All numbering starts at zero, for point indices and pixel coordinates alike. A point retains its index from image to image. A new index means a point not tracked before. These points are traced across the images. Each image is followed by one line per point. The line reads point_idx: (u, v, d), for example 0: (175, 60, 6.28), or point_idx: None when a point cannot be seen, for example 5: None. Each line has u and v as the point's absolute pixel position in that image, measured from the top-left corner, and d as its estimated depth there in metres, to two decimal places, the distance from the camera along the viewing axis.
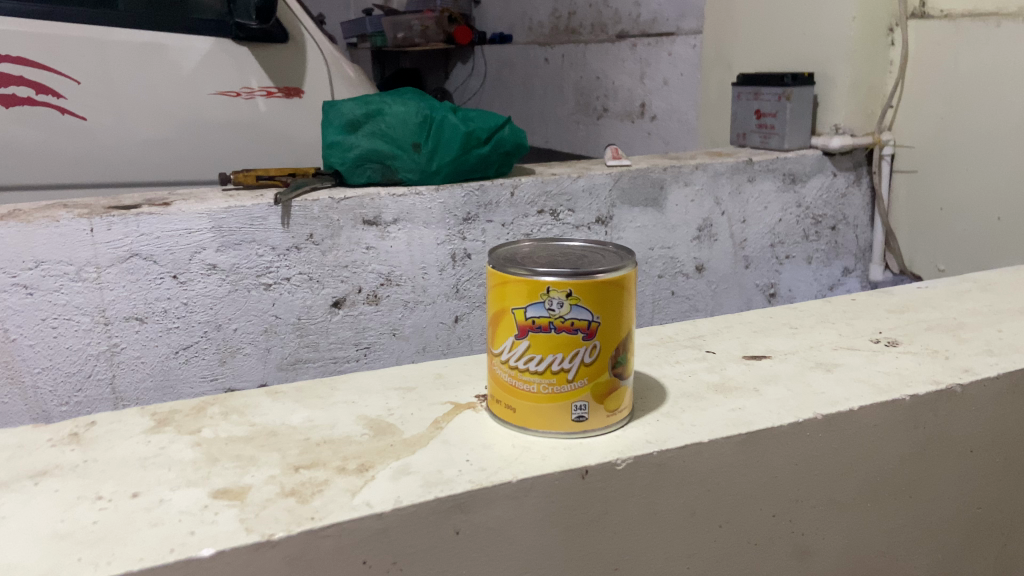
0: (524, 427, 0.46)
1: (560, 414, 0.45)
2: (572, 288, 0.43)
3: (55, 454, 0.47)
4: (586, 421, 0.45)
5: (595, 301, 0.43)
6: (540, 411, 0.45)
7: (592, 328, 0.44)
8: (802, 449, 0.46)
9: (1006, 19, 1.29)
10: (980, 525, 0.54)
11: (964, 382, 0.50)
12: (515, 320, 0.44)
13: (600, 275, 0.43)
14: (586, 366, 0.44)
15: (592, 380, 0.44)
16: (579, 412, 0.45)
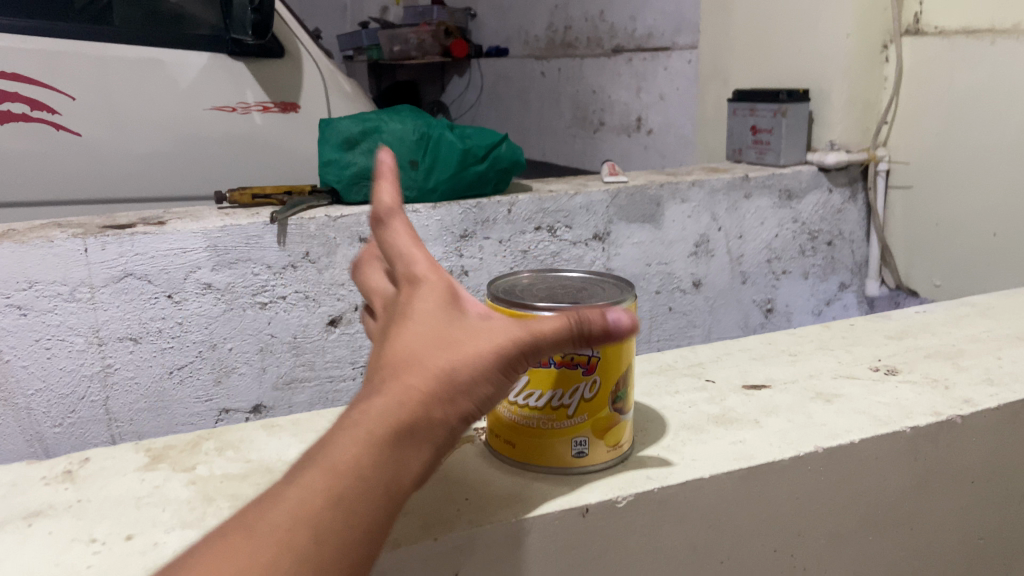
0: (525, 463, 0.45)
1: (560, 449, 0.44)
2: None
3: (50, 493, 0.47)
4: (586, 456, 0.45)
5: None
6: (540, 446, 0.45)
7: (592, 362, 0.43)
8: (803, 483, 0.46)
9: (1001, 36, 1.30)
10: (982, 555, 0.54)
11: (965, 413, 0.49)
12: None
13: (601, 310, 0.44)
14: (587, 401, 0.44)
15: (592, 415, 0.44)
16: (578, 448, 0.44)
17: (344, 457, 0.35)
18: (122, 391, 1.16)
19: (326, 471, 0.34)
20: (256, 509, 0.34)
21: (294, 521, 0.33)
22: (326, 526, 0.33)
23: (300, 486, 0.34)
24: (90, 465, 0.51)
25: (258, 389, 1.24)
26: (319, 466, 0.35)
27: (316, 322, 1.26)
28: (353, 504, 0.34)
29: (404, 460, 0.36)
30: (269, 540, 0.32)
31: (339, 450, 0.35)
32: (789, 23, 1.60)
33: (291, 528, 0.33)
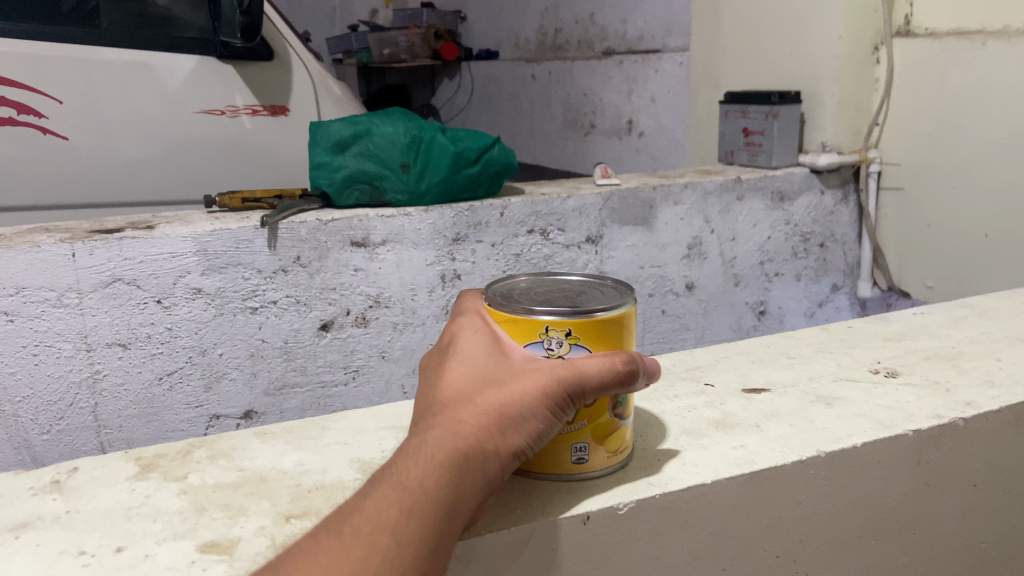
0: (524, 469, 0.45)
1: (559, 455, 0.44)
2: (571, 327, 0.44)
3: (38, 504, 0.46)
4: (586, 463, 0.44)
5: (593, 339, 0.44)
6: (540, 454, 0.44)
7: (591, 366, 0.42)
8: (806, 488, 0.45)
9: (992, 37, 1.30)
10: (984, 559, 0.53)
11: (967, 415, 0.49)
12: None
13: (601, 314, 0.44)
14: (587, 407, 0.42)
15: (592, 420, 0.43)
16: (578, 454, 0.44)
17: (414, 474, 0.38)
18: (111, 398, 1.14)
19: (397, 487, 0.37)
20: (336, 521, 0.36)
21: (370, 529, 0.35)
22: (400, 534, 0.35)
23: (374, 500, 0.37)
24: (79, 475, 0.50)
25: (249, 395, 1.23)
26: (392, 484, 0.37)
27: (307, 327, 1.25)
28: (423, 517, 0.36)
29: (468, 481, 0.38)
30: (348, 545, 0.35)
31: (409, 469, 0.38)
32: (780, 25, 1.60)
33: (371, 535, 0.35)
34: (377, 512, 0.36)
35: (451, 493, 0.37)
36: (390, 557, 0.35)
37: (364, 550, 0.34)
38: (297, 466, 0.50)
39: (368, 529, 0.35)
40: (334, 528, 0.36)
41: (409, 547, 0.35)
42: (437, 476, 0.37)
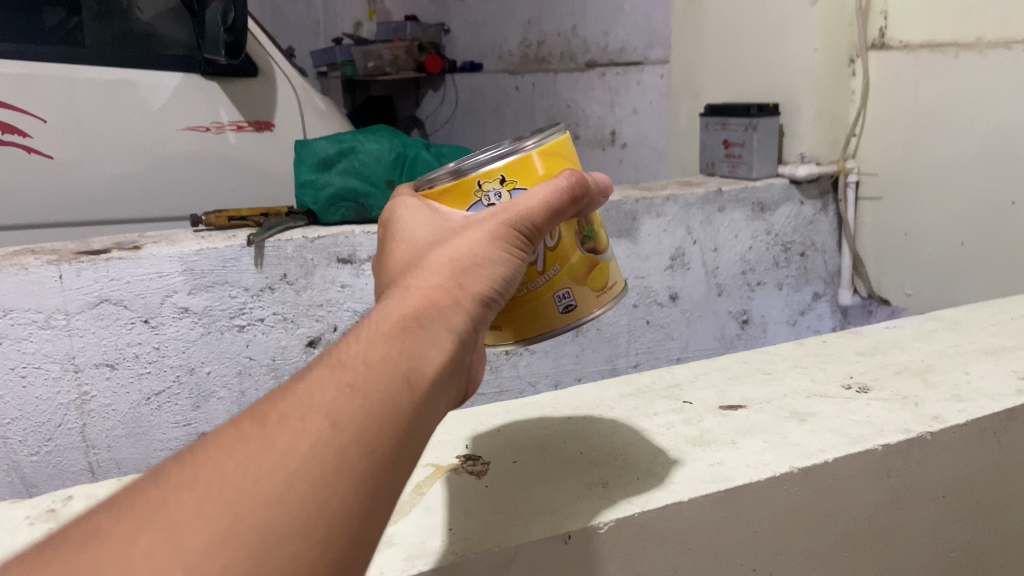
0: (523, 339, 0.52)
1: (549, 305, 0.52)
2: (501, 174, 0.51)
3: (34, 533, 0.47)
4: (575, 307, 0.53)
5: (526, 175, 0.51)
6: (536, 319, 0.52)
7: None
8: (780, 502, 0.47)
9: (964, 50, 1.33)
10: (955, 566, 0.55)
11: (934, 429, 0.51)
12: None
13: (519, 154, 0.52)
14: (553, 251, 0.51)
15: (564, 263, 0.52)
16: (568, 302, 0.53)
17: (354, 352, 0.37)
18: (99, 418, 1.14)
19: (334, 367, 0.36)
20: (266, 408, 0.35)
21: (308, 409, 0.34)
22: (349, 406, 0.35)
23: (313, 383, 0.36)
24: (74, 502, 0.51)
25: (237, 412, 1.24)
26: (328, 365, 0.37)
27: (294, 344, 1.26)
28: (376, 386, 0.36)
29: (422, 342, 0.38)
30: (280, 430, 0.33)
31: (349, 350, 0.38)
32: (756, 38, 1.63)
33: (310, 414, 0.34)
34: (313, 394, 0.35)
35: (404, 357, 0.37)
36: (344, 431, 0.34)
37: (309, 431, 0.33)
38: None
39: (304, 414, 0.34)
40: (262, 417, 0.34)
41: (358, 418, 0.34)
42: (383, 347, 0.37)
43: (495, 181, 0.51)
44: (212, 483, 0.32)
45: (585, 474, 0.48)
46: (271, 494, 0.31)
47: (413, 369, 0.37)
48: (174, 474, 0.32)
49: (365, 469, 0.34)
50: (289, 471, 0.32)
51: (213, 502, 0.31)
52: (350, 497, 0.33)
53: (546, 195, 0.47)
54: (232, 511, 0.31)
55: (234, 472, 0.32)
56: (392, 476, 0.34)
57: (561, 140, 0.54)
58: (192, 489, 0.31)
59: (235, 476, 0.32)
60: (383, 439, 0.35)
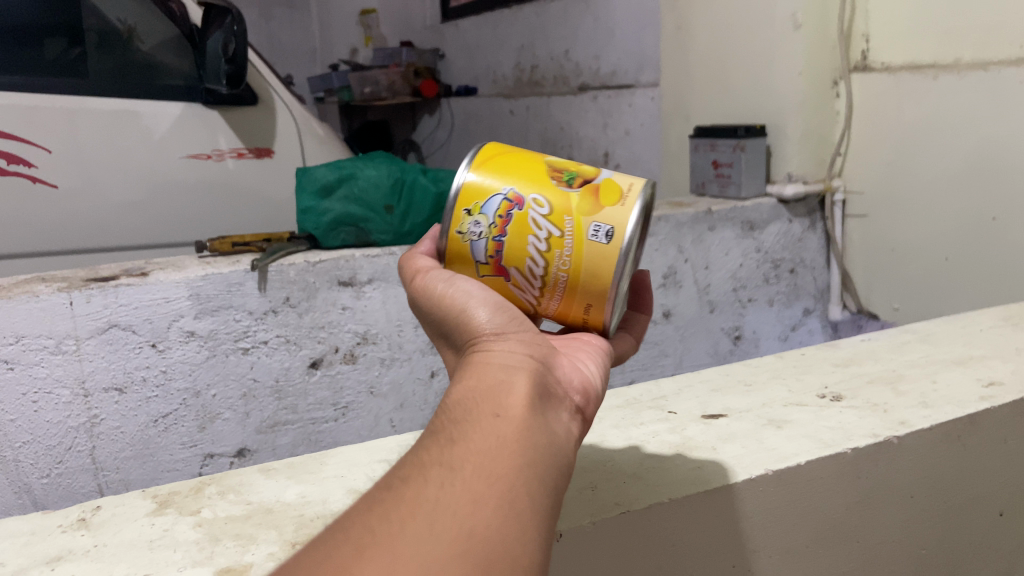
0: (604, 302, 0.54)
1: (597, 252, 0.53)
2: (462, 209, 0.54)
3: (68, 540, 0.51)
4: (616, 229, 0.53)
5: (480, 188, 0.54)
6: (596, 274, 0.53)
7: (512, 199, 0.53)
8: (756, 502, 0.51)
9: (943, 71, 1.39)
10: (926, 564, 0.58)
11: (900, 434, 0.55)
12: (493, 265, 0.54)
13: (461, 182, 0.54)
14: (552, 214, 0.53)
15: (570, 210, 0.53)
16: (607, 231, 0.53)
17: (443, 421, 0.41)
18: (108, 441, 1.17)
19: (430, 436, 0.40)
20: (385, 482, 0.37)
21: (425, 463, 0.37)
22: (457, 450, 0.38)
23: (418, 451, 0.39)
24: (102, 512, 0.54)
25: (242, 433, 1.27)
26: (424, 440, 0.40)
27: (297, 365, 1.29)
28: (476, 432, 0.39)
29: (497, 391, 0.42)
30: (408, 482, 0.36)
31: (439, 422, 0.41)
32: (743, 61, 1.68)
33: (426, 466, 0.37)
34: (422, 457, 0.38)
35: (484, 405, 0.41)
36: (465, 472, 0.37)
37: (433, 480, 0.36)
38: (299, 497, 0.55)
39: (423, 467, 0.37)
40: (386, 485, 0.37)
41: (471, 453, 0.38)
42: (463, 406, 0.41)
43: (466, 218, 0.54)
44: (360, 537, 0.33)
45: (576, 479, 0.52)
46: (420, 529, 0.33)
47: (500, 410, 0.41)
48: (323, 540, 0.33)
49: (498, 495, 0.36)
50: (427, 510, 0.34)
51: (373, 543, 0.32)
52: (495, 518, 0.35)
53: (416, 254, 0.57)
54: (392, 548, 0.32)
55: (379, 525, 0.34)
56: (526, 494, 0.37)
57: (484, 146, 0.57)
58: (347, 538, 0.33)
59: (382, 526, 0.33)
60: (502, 468, 0.37)
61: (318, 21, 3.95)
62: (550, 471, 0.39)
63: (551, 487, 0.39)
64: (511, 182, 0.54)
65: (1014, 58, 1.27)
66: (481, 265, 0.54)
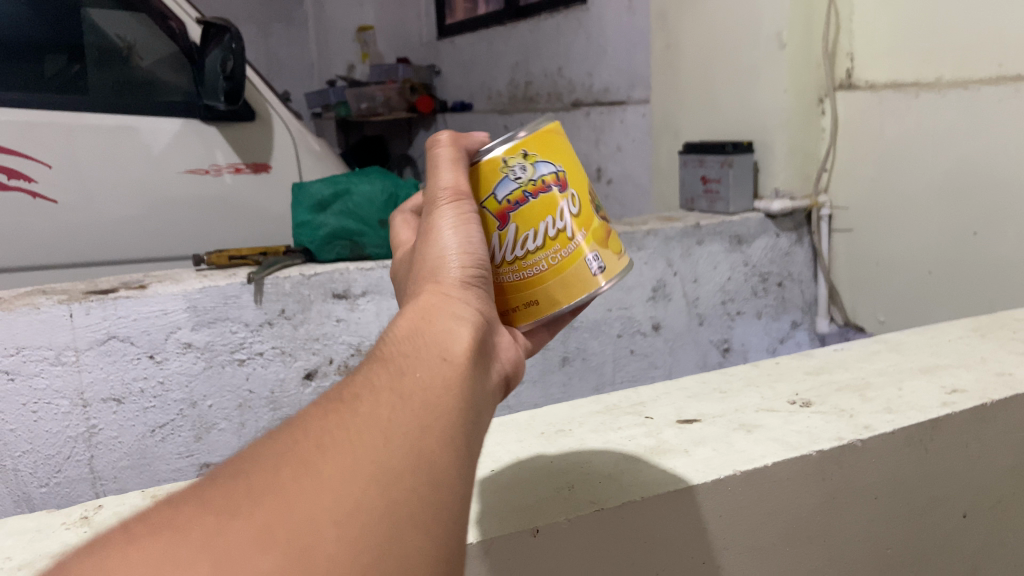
0: (556, 308, 0.55)
1: (580, 272, 0.55)
2: (523, 152, 0.54)
3: (71, 536, 0.53)
4: (603, 268, 0.56)
5: (542, 148, 0.55)
6: (563, 284, 0.55)
7: (559, 178, 0.55)
8: (725, 502, 0.53)
9: (924, 89, 1.42)
10: (891, 563, 0.61)
11: (864, 437, 0.58)
12: (500, 208, 0.54)
13: (533, 130, 0.55)
14: (577, 217, 0.55)
15: (588, 229, 0.55)
16: (597, 264, 0.56)
17: (393, 349, 0.41)
18: (105, 450, 1.19)
19: (379, 360, 0.40)
20: (331, 396, 0.38)
21: (372, 388, 0.37)
22: (407, 381, 0.38)
23: (365, 373, 0.39)
24: (103, 510, 0.57)
25: (237, 443, 1.29)
26: (372, 362, 0.40)
27: (292, 376, 1.32)
28: (424, 366, 0.40)
29: (448, 333, 0.43)
30: (356, 403, 0.36)
31: (389, 348, 0.41)
32: (731, 79, 1.72)
33: (376, 390, 0.37)
34: (373, 378, 0.38)
35: (431, 347, 0.41)
36: (414, 402, 0.37)
37: (381, 404, 0.36)
38: None
39: (373, 390, 0.37)
40: (335, 399, 0.37)
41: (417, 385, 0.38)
42: (414, 339, 0.42)
43: (517, 157, 0.54)
44: (318, 443, 0.34)
45: (554, 479, 0.54)
46: (377, 443, 0.34)
47: (447, 351, 0.41)
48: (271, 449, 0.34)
49: (441, 430, 0.37)
50: (382, 427, 0.35)
51: (321, 460, 0.33)
52: (443, 445, 0.36)
53: (446, 161, 0.53)
54: (352, 456, 0.33)
55: (325, 445, 0.34)
56: (468, 429, 0.38)
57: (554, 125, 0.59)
58: (294, 454, 0.33)
59: (338, 436, 0.34)
60: (451, 401, 0.38)
61: (316, 37, 3.99)
62: (483, 414, 0.41)
63: (484, 428, 0.41)
64: (565, 166, 0.55)
65: (993, 78, 1.30)
66: (493, 199, 0.54)
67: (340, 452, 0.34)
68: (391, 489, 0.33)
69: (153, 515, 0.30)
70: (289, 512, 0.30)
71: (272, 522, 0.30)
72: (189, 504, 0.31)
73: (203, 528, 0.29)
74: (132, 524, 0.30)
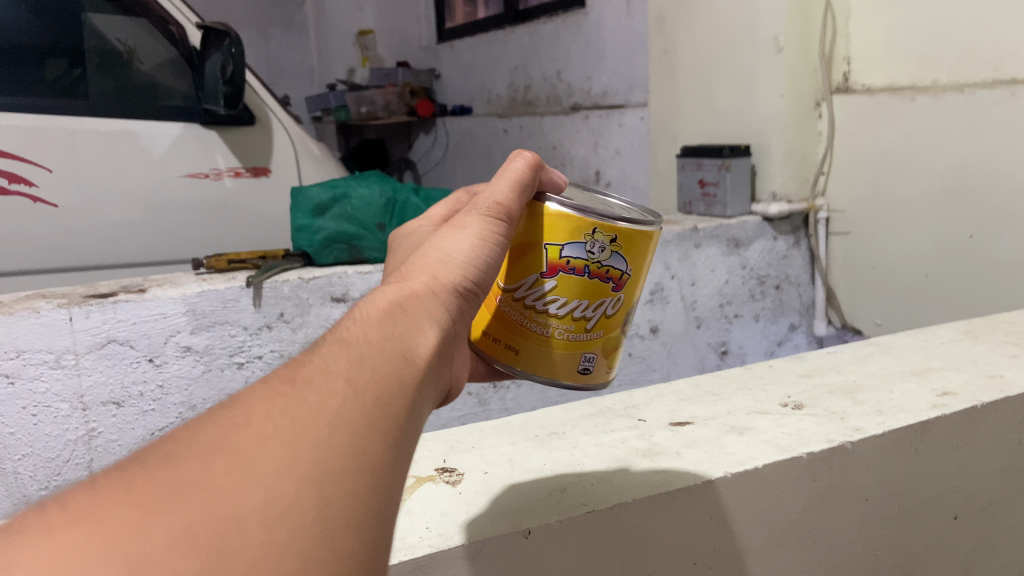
0: (531, 371, 0.54)
1: (570, 360, 0.54)
2: (617, 237, 0.51)
3: None
4: (588, 372, 0.55)
5: (628, 247, 0.52)
6: (549, 356, 0.54)
7: (620, 278, 0.53)
8: (715, 503, 0.54)
9: (921, 93, 1.43)
10: (882, 564, 0.62)
11: (854, 440, 0.58)
12: (555, 261, 0.52)
13: (639, 226, 0.52)
14: (605, 318, 0.54)
15: (603, 333, 0.55)
16: (585, 364, 0.55)
17: (355, 335, 0.39)
18: (105, 453, 1.20)
19: (339, 345, 0.38)
20: (280, 378, 0.36)
21: (326, 376, 0.36)
22: (361, 374, 0.36)
23: (322, 356, 0.37)
24: None
25: None
26: (328, 346, 0.38)
27: None
28: (383, 361, 0.38)
29: (412, 327, 0.41)
30: (305, 391, 0.35)
31: (350, 334, 0.39)
32: (728, 83, 1.73)
33: (328, 381, 0.35)
34: (328, 364, 0.36)
35: (391, 342, 0.39)
36: (363, 399, 0.35)
37: (329, 395, 0.35)
38: None
39: (324, 377, 0.35)
40: (284, 383, 0.35)
41: (370, 381, 0.36)
42: (379, 329, 0.40)
43: (607, 238, 0.51)
44: (259, 433, 0.32)
45: (546, 482, 0.55)
46: (319, 440, 0.33)
47: (410, 347, 0.40)
48: (209, 432, 0.32)
49: (387, 431, 0.35)
50: (329, 422, 0.34)
51: (257, 453, 0.31)
52: (388, 446, 0.35)
53: (511, 178, 0.50)
54: (290, 451, 0.32)
55: (264, 433, 0.32)
56: (413, 429, 0.37)
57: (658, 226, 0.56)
58: (230, 441, 0.32)
59: (281, 426, 0.33)
60: (401, 398, 0.37)
61: (316, 41, 4.00)
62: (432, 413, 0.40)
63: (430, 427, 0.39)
64: (632, 271, 0.54)
65: (989, 81, 1.31)
66: (557, 249, 0.51)
67: (278, 444, 0.32)
68: (328, 489, 0.32)
69: (76, 499, 0.30)
70: (215, 510, 0.29)
71: (197, 519, 0.29)
72: (113, 490, 0.30)
73: (125, 519, 0.28)
74: (55, 508, 0.29)
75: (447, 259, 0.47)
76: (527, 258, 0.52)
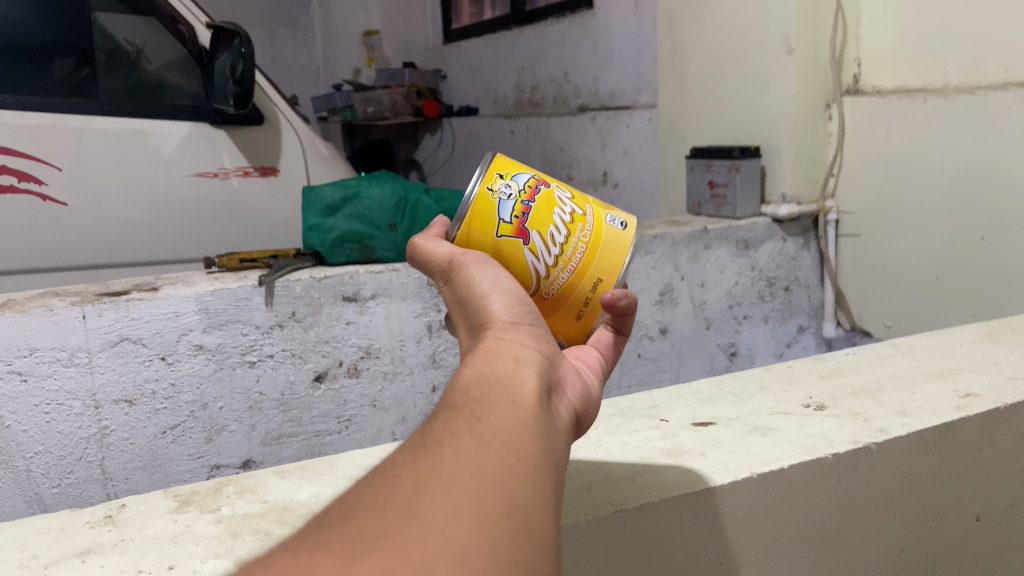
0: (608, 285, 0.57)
1: (611, 233, 0.57)
2: (495, 175, 0.56)
3: (96, 535, 0.54)
4: (626, 223, 0.58)
5: (504, 166, 0.57)
6: (604, 255, 0.57)
7: (539, 179, 0.57)
8: (742, 503, 0.54)
9: (931, 95, 1.43)
10: (905, 565, 0.61)
11: (879, 440, 0.58)
12: (515, 227, 0.55)
13: (487, 159, 0.57)
14: (574, 197, 0.57)
15: (588, 202, 0.58)
16: (617, 222, 0.58)
17: (463, 396, 0.42)
18: (118, 451, 1.20)
19: (453, 408, 0.41)
20: (413, 446, 0.38)
21: (452, 435, 0.38)
22: (485, 426, 0.39)
23: (443, 422, 0.40)
24: (127, 510, 0.58)
25: (247, 446, 1.29)
26: (444, 412, 0.41)
27: (302, 379, 1.32)
28: (499, 409, 0.40)
29: (514, 371, 0.43)
30: (441, 449, 0.37)
31: (458, 396, 0.42)
32: (737, 84, 1.72)
33: (456, 437, 0.38)
34: (450, 426, 0.39)
35: (500, 391, 0.42)
36: (495, 446, 0.38)
37: (466, 450, 0.37)
38: (311, 497, 0.58)
39: (454, 436, 0.38)
40: (419, 446, 0.37)
41: (496, 429, 0.39)
42: (483, 384, 0.42)
43: (497, 180, 0.56)
44: (416, 490, 0.34)
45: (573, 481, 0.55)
46: (470, 486, 0.35)
47: (518, 388, 0.42)
48: (368, 497, 0.34)
49: (527, 469, 0.37)
50: (472, 470, 0.36)
51: (422, 506, 0.33)
52: (531, 483, 0.37)
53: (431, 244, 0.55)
54: (451, 502, 0.34)
55: (417, 489, 0.34)
56: (548, 463, 0.39)
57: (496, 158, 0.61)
58: (391, 499, 0.33)
59: (435, 478, 0.35)
60: (531, 437, 0.39)
61: (322, 42, 4.01)
62: (558, 445, 0.42)
63: (562, 462, 0.41)
64: (535, 170, 0.58)
65: (1000, 83, 1.31)
66: (504, 223, 0.54)
67: (435, 497, 0.34)
68: (493, 531, 0.34)
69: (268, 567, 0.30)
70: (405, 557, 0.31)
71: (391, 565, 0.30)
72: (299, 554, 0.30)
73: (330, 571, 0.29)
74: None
75: (513, 308, 0.49)
76: (513, 257, 0.55)
